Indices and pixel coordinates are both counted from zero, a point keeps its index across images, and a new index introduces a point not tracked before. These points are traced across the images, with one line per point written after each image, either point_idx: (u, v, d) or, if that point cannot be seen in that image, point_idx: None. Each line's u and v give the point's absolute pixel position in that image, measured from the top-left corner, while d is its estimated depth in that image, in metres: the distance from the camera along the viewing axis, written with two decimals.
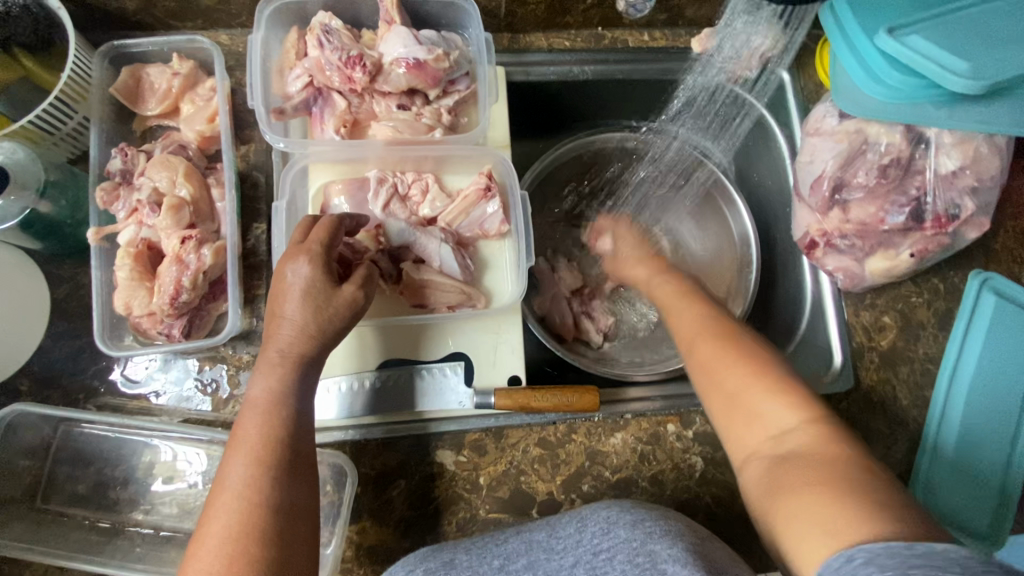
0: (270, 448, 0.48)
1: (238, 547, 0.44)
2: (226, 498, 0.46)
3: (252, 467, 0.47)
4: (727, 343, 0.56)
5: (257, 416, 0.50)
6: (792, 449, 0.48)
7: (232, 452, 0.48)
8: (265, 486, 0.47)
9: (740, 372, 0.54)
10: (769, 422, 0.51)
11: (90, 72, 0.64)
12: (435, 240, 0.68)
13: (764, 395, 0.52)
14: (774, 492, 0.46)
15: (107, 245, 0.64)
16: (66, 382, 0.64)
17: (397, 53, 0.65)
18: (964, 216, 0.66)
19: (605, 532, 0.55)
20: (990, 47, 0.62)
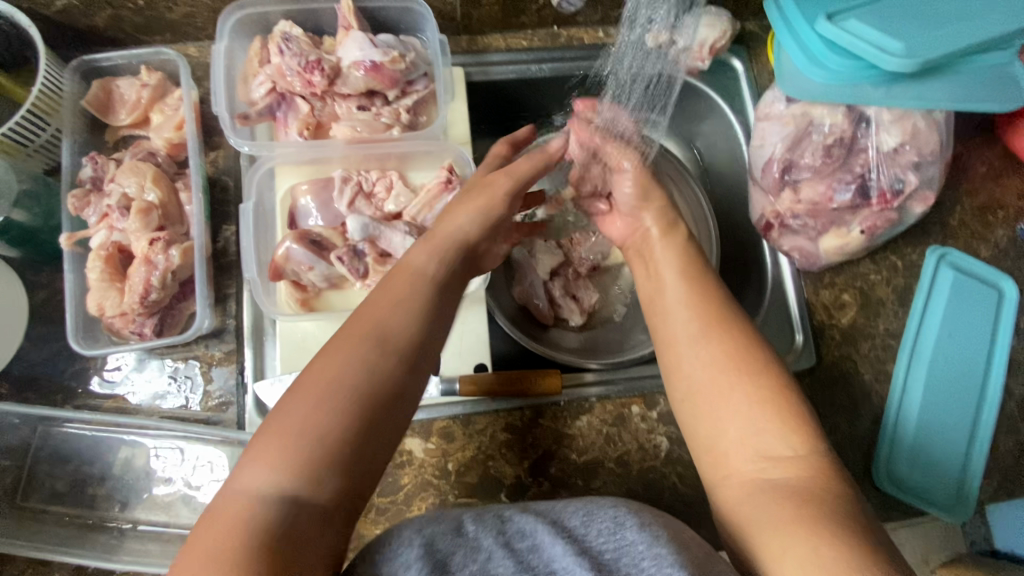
0: (400, 339, 0.49)
1: (330, 421, 0.44)
2: (345, 365, 0.47)
3: (373, 348, 0.48)
4: (737, 353, 0.53)
5: (395, 303, 0.52)
6: (782, 478, 0.47)
7: (292, 425, 0.44)
8: (380, 371, 0.47)
9: (743, 393, 0.51)
10: (759, 443, 0.49)
11: (62, 86, 0.67)
12: (399, 232, 0.69)
13: (768, 420, 0.50)
14: (755, 519, 0.46)
15: (80, 251, 0.66)
16: (45, 383, 0.66)
17: (355, 57, 0.68)
18: (908, 191, 0.68)
19: (613, 531, 0.46)
20: (923, 26, 0.64)
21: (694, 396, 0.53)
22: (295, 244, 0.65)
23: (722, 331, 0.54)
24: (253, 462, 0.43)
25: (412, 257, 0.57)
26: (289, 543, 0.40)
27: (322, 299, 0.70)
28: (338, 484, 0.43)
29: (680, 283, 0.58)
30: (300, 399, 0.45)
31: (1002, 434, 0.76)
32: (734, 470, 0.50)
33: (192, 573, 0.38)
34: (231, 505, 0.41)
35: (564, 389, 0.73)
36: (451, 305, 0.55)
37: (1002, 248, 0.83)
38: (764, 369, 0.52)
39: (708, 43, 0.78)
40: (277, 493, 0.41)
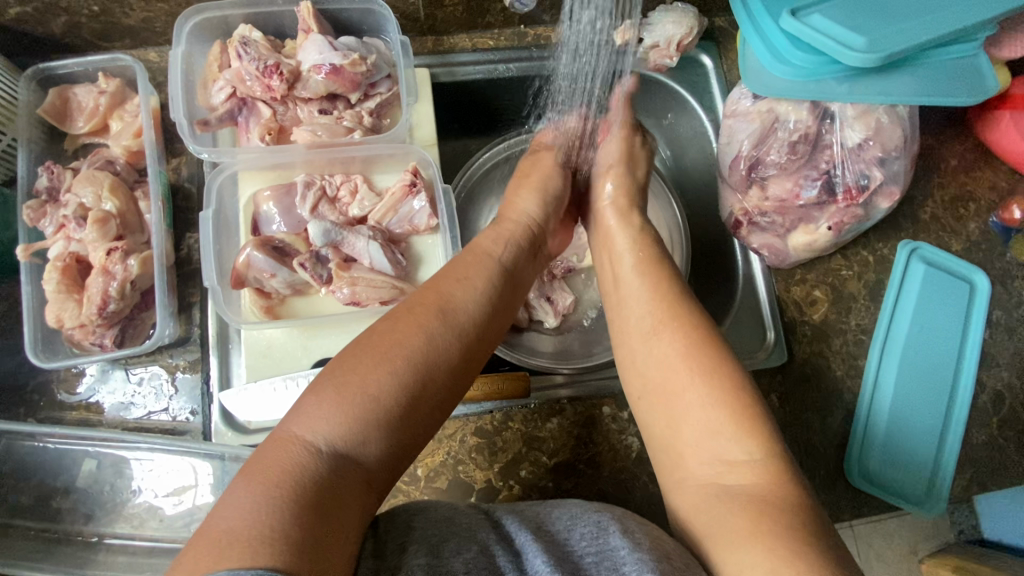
0: (462, 317, 0.52)
1: (389, 380, 0.46)
2: (408, 333, 0.49)
3: (436, 320, 0.51)
4: (690, 350, 0.53)
5: (460, 282, 0.55)
6: (737, 484, 0.47)
7: (348, 379, 0.45)
8: (440, 345, 0.49)
9: (701, 390, 0.51)
10: (713, 446, 0.49)
11: (16, 95, 0.66)
12: (363, 238, 0.69)
13: (727, 421, 0.49)
14: (713, 520, 0.45)
15: (38, 262, 0.66)
16: (6, 396, 0.65)
17: (314, 60, 0.67)
18: (873, 186, 0.68)
19: (596, 535, 0.47)
20: (885, 20, 0.63)
21: (649, 396, 0.54)
22: (255, 250, 0.65)
23: (676, 329, 0.55)
24: (311, 406, 0.44)
25: (480, 241, 0.61)
26: (338, 489, 0.41)
27: (287, 305, 0.69)
28: (386, 443, 0.44)
29: (637, 280, 0.60)
30: (351, 359, 0.47)
31: (975, 426, 0.76)
32: (689, 472, 0.50)
33: (245, 501, 0.38)
34: (286, 446, 0.42)
35: (534, 391, 0.73)
36: (509, 293, 0.58)
37: (974, 241, 0.83)
38: (719, 369, 0.52)
39: (676, 40, 0.77)
40: (332, 439, 0.42)
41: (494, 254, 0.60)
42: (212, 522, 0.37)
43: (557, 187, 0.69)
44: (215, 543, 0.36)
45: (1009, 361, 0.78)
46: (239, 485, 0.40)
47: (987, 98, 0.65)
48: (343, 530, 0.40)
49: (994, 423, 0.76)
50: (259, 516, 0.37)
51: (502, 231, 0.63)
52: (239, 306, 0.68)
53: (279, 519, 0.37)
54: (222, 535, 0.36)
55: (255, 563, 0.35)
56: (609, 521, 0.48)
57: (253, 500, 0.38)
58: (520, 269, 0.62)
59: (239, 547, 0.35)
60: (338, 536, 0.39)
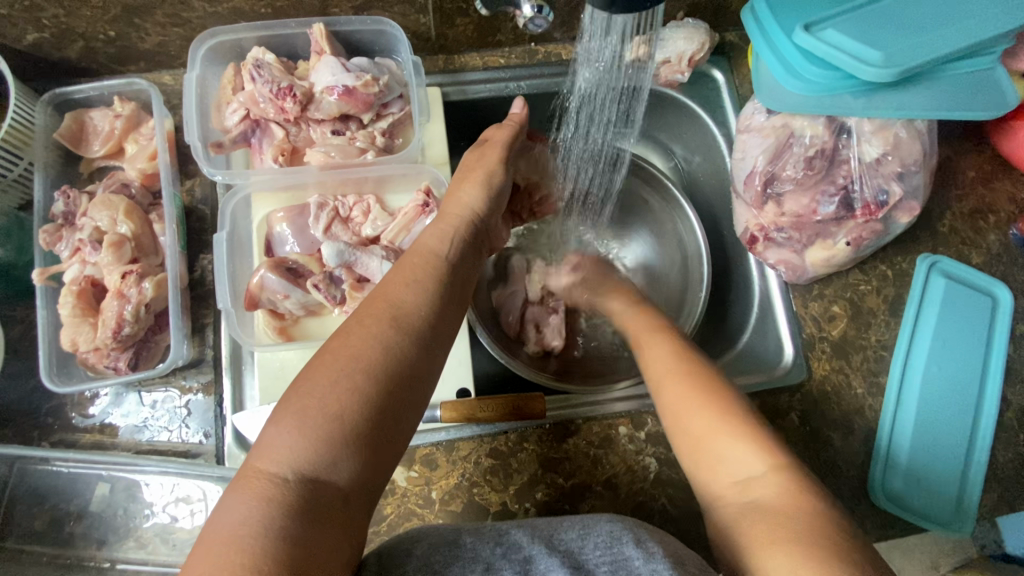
0: (415, 321, 0.50)
1: (349, 397, 0.44)
2: (363, 346, 0.47)
3: (391, 329, 0.49)
4: (706, 390, 0.56)
5: (407, 285, 0.53)
6: (758, 497, 0.48)
7: (303, 397, 0.44)
8: (396, 352, 0.48)
9: (713, 417, 0.54)
10: (741, 470, 0.51)
11: (33, 119, 0.67)
12: (376, 258, 0.68)
13: (741, 443, 0.52)
14: (747, 538, 0.46)
15: (53, 285, 0.66)
16: (22, 420, 0.65)
17: (327, 82, 0.68)
18: (893, 202, 0.67)
19: (610, 545, 0.45)
20: (903, 34, 0.63)
21: (675, 433, 0.56)
22: (269, 272, 0.65)
23: (692, 375, 0.58)
24: (274, 438, 0.43)
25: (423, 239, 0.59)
26: (314, 515, 0.40)
27: (299, 326, 0.69)
28: (361, 461, 0.43)
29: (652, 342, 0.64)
30: (316, 363, 0.47)
31: (1001, 444, 0.74)
32: (720, 498, 0.50)
33: (222, 533, 0.39)
34: (252, 480, 0.41)
35: (550, 411, 0.72)
36: (458, 288, 0.56)
37: (995, 254, 0.81)
38: (733, 403, 0.55)
39: (688, 55, 0.77)
40: (299, 466, 0.42)
41: (439, 251, 0.57)
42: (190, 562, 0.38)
43: (501, 183, 0.66)
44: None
45: None
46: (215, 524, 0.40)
47: (1007, 113, 0.65)
48: (327, 555, 0.40)
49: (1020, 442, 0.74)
50: (231, 556, 0.38)
51: (446, 226, 0.60)
52: (252, 327, 0.68)
53: (251, 555, 0.37)
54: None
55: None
56: (620, 531, 0.47)
57: (230, 539, 0.38)
58: (469, 267, 0.59)
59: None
60: (323, 562, 0.39)
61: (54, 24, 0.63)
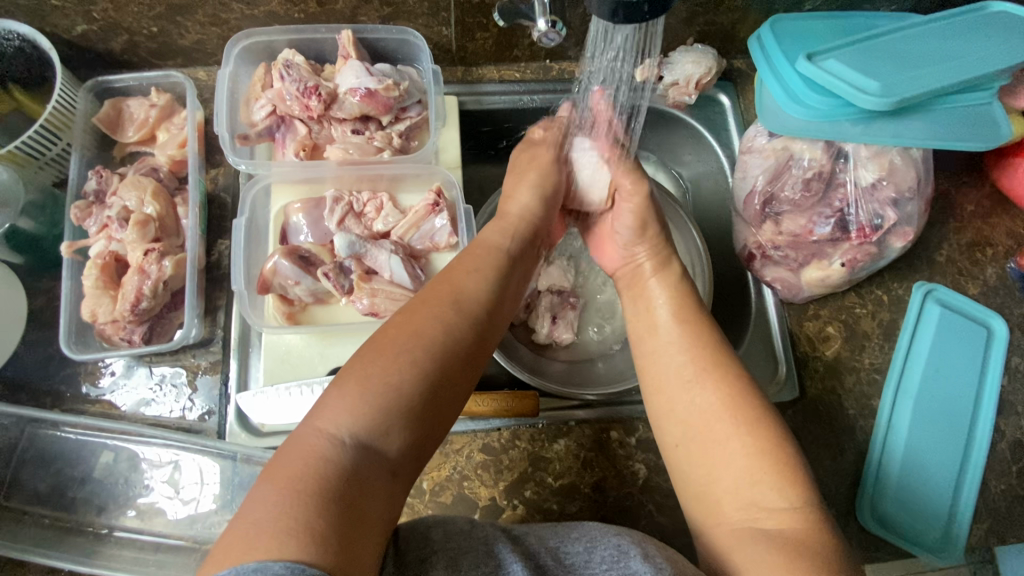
0: (475, 307, 0.55)
1: (409, 371, 0.48)
2: (427, 324, 0.52)
3: (452, 312, 0.54)
4: (732, 403, 0.54)
5: (471, 274, 0.58)
6: (772, 528, 0.49)
7: (366, 363, 0.48)
8: (456, 332, 0.52)
9: (742, 441, 0.53)
10: (753, 493, 0.51)
11: (75, 104, 0.71)
12: (385, 252, 0.71)
13: (769, 471, 0.51)
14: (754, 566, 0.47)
15: (79, 258, 0.69)
16: (35, 385, 0.68)
17: (351, 84, 0.72)
18: (887, 226, 0.69)
19: (616, 559, 0.47)
20: (897, 70, 0.67)
21: (687, 443, 0.55)
22: (283, 258, 0.68)
23: (718, 379, 0.56)
24: (334, 403, 0.46)
25: (485, 235, 0.64)
26: (362, 478, 0.43)
27: (307, 312, 0.72)
28: (408, 438, 0.46)
29: (676, 329, 0.59)
30: (380, 336, 0.51)
31: (992, 476, 0.75)
32: (725, 518, 0.52)
33: (275, 484, 0.40)
34: (310, 438, 0.44)
35: (544, 412, 0.73)
36: (513, 282, 0.61)
37: (991, 286, 0.83)
38: (759, 423, 0.53)
39: (695, 79, 0.81)
40: (354, 431, 0.44)
41: (501, 246, 0.62)
42: (241, 511, 0.39)
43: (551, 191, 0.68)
44: (246, 532, 0.37)
45: None
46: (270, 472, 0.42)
47: (1002, 144, 0.67)
48: (371, 514, 0.42)
49: (1012, 473, 0.75)
50: (282, 505, 0.39)
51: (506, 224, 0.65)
52: (262, 310, 0.71)
53: (306, 504, 0.39)
54: (251, 523, 0.38)
55: (283, 553, 0.36)
56: (626, 546, 0.48)
57: (280, 494, 0.40)
58: (525, 260, 0.64)
59: (266, 536, 0.37)
60: (366, 520, 0.41)
61: (103, 17, 0.68)
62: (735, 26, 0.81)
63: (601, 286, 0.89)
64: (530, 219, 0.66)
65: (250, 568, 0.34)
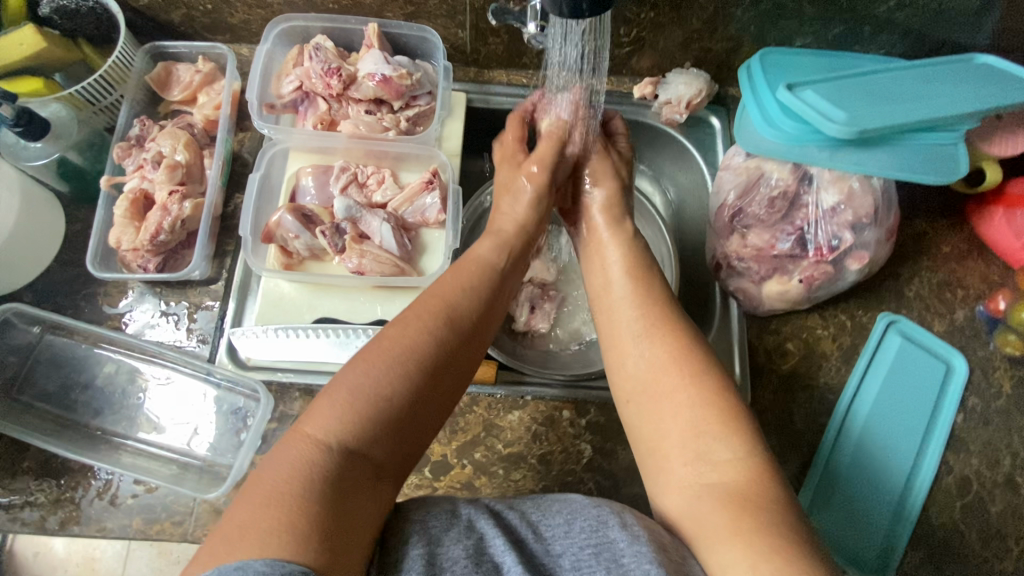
0: (463, 323, 0.59)
1: (397, 380, 0.52)
2: (416, 336, 0.56)
3: (442, 327, 0.58)
4: (675, 357, 0.60)
5: (458, 288, 0.62)
6: (719, 480, 0.52)
7: (355, 370, 0.52)
8: (443, 344, 0.56)
9: (688, 396, 0.57)
10: (699, 446, 0.55)
11: (133, 63, 0.82)
12: (378, 219, 0.79)
13: (713, 422, 0.55)
14: (701, 516, 0.50)
15: (115, 193, 0.79)
16: (59, 297, 0.77)
17: (369, 70, 0.80)
18: (844, 247, 0.74)
19: (595, 528, 0.48)
20: (867, 104, 0.72)
21: (637, 397, 0.60)
22: (287, 213, 0.76)
23: (665, 336, 0.61)
24: (323, 409, 0.50)
25: (477, 249, 0.68)
26: (347, 479, 0.46)
27: (303, 266, 0.79)
28: (392, 439, 0.51)
29: (624, 287, 0.67)
30: (371, 343, 0.55)
31: (934, 507, 0.76)
32: (671, 467, 0.55)
33: (264, 490, 0.44)
34: (300, 444, 0.47)
35: (503, 384, 0.78)
36: (496, 298, 0.65)
37: (958, 326, 0.85)
38: (703, 374, 0.58)
39: (685, 99, 0.87)
40: (341, 437, 0.48)
41: (493, 264, 0.67)
42: (232, 514, 0.43)
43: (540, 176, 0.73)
44: (234, 534, 0.41)
45: (979, 449, 0.79)
46: (262, 476, 0.46)
47: (958, 180, 0.71)
48: (360, 515, 0.46)
49: (956, 507, 0.76)
50: (269, 508, 0.43)
51: (500, 238, 0.70)
52: (264, 258, 0.79)
53: (293, 507, 0.43)
54: (239, 525, 0.42)
55: (265, 553, 0.40)
56: (606, 515, 0.49)
57: (268, 499, 0.43)
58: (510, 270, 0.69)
59: (250, 540, 0.41)
60: (355, 521, 0.45)
61: None
62: (730, 55, 0.87)
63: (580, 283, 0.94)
64: (524, 238, 0.71)
65: (232, 567, 0.38)
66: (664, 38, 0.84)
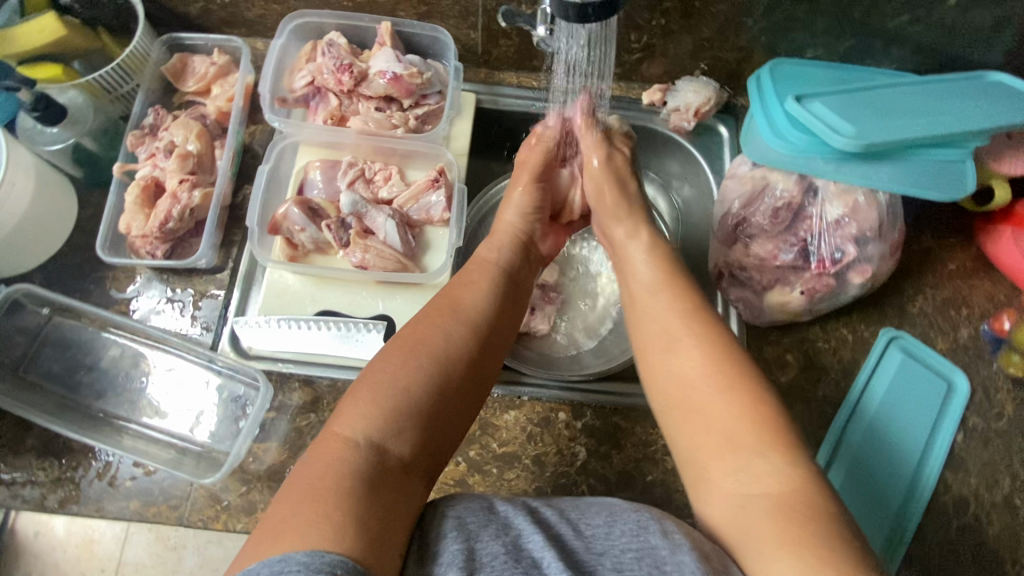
0: (473, 317, 0.60)
1: (416, 376, 0.53)
2: (431, 333, 0.57)
3: (450, 320, 0.59)
4: (712, 365, 0.58)
5: (471, 287, 0.63)
6: (761, 489, 0.51)
7: (376, 368, 0.54)
8: (456, 339, 0.58)
9: (728, 405, 0.55)
10: (736, 458, 0.53)
11: (150, 53, 0.84)
12: (382, 215, 0.79)
13: (755, 432, 0.53)
14: (748, 528, 0.49)
15: (127, 180, 0.81)
16: (68, 280, 0.78)
17: (381, 67, 0.81)
18: (846, 260, 0.74)
19: (636, 533, 0.48)
20: (874, 117, 0.72)
21: (673, 407, 0.58)
22: (294, 206, 0.77)
23: (696, 342, 0.59)
24: (351, 409, 0.51)
25: (485, 253, 0.70)
26: (379, 474, 0.48)
27: (308, 259, 0.80)
28: (417, 434, 0.51)
29: (656, 291, 0.65)
30: (392, 342, 0.57)
31: (932, 526, 0.75)
32: (712, 477, 0.53)
33: (299, 487, 0.46)
34: (332, 444, 0.49)
35: (501, 384, 0.79)
36: (511, 296, 0.66)
37: (961, 345, 0.84)
38: (743, 382, 0.56)
39: (693, 106, 0.88)
40: (369, 433, 0.49)
41: (494, 261, 0.68)
42: (272, 510, 0.45)
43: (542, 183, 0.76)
44: (274, 530, 0.43)
45: (978, 469, 0.78)
46: (299, 473, 0.48)
47: (965, 197, 0.71)
48: (395, 509, 0.47)
49: (952, 527, 0.76)
50: (307, 503, 0.44)
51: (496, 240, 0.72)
52: (270, 249, 0.80)
53: (329, 502, 0.44)
54: (279, 521, 0.43)
55: (306, 544, 0.41)
56: (647, 521, 0.49)
57: (305, 496, 0.45)
58: (519, 272, 0.70)
59: (291, 534, 0.42)
60: (391, 515, 0.46)
61: None
62: (741, 64, 0.87)
63: (581, 288, 0.94)
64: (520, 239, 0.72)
65: (276, 561, 0.40)
66: (675, 46, 0.84)
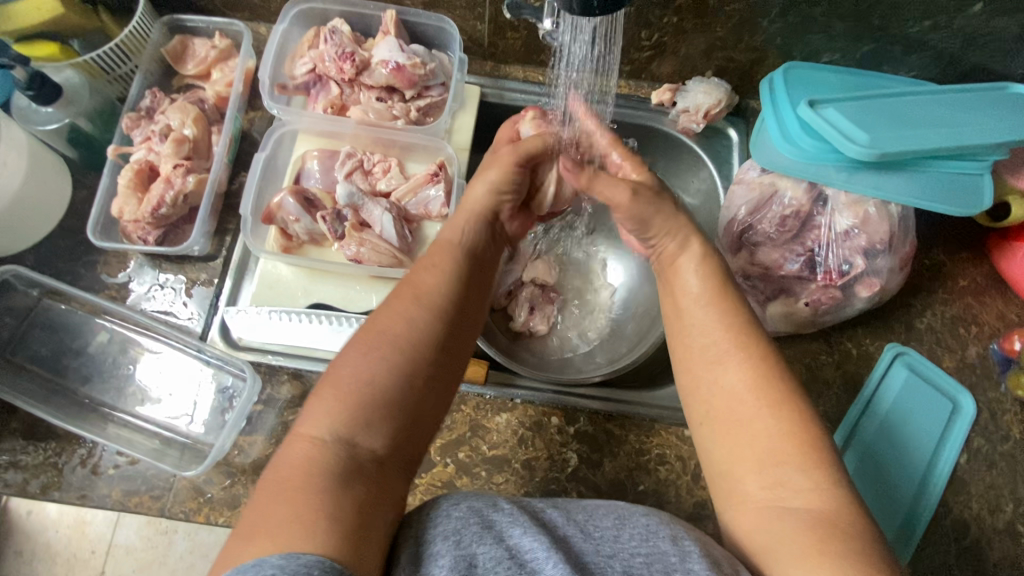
0: (436, 299, 0.56)
1: (380, 368, 0.50)
2: (392, 321, 0.53)
3: (415, 307, 0.55)
4: (761, 384, 0.53)
5: (434, 271, 0.58)
6: (795, 504, 0.49)
7: (340, 365, 0.51)
8: (421, 325, 0.54)
9: (772, 423, 0.52)
10: (778, 474, 0.50)
11: (149, 34, 0.82)
12: (379, 208, 0.78)
13: (796, 450, 0.51)
14: (785, 545, 0.47)
15: (122, 162, 0.79)
16: (59, 263, 0.77)
17: (384, 56, 0.79)
18: (855, 272, 0.72)
19: (646, 538, 0.47)
20: (890, 126, 0.69)
21: (712, 421, 0.55)
22: (289, 196, 0.75)
23: (741, 354, 0.55)
24: (317, 408, 0.49)
25: (445, 233, 0.64)
26: (351, 473, 0.46)
27: (302, 249, 0.79)
28: (388, 429, 0.49)
29: (707, 306, 0.57)
30: (356, 335, 0.53)
31: (933, 547, 0.73)
32: (745, 493, 0.51)
33: (270, 491, 0.45)
34: (300, 446, 0.47)
35: (493, 385, 0.77)
36: (483, 282, 0.61)
37: (969, 363, 0.82)
38: (790, 400, 0.53)
39: (703, 108, 0.85)
40: (335, 431, 0.47)
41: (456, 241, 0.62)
42: (246, 514, 0.44)
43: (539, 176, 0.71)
44: (247, 534, 0.42)
45: (981, 492, 0.76)
46: (269, 476, 0.46)
47: (982, 212, 0.69)
48: (372, 506, 0.46)
49: (952, 550, 0.73)
50: (279, 506, 0.43)
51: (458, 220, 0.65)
52: (264, 238, 0.79)
53: (302, 504, 0.43)
54: (252, 526, 0.42)
55: (281, 547, 0.40)
56: (656, 526, 0.48)
57: (276, 499, 0.43)
58: (484, 252, 0.64)
59: (263, 538, 0.41)
60: (366, 513, 0.45)
61: None
62: (754, 65, 0.84)
63: (580, 289, 0.93)
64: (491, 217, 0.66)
65: (250, 565, 0.39)
66: (687, 44, 0.82)
